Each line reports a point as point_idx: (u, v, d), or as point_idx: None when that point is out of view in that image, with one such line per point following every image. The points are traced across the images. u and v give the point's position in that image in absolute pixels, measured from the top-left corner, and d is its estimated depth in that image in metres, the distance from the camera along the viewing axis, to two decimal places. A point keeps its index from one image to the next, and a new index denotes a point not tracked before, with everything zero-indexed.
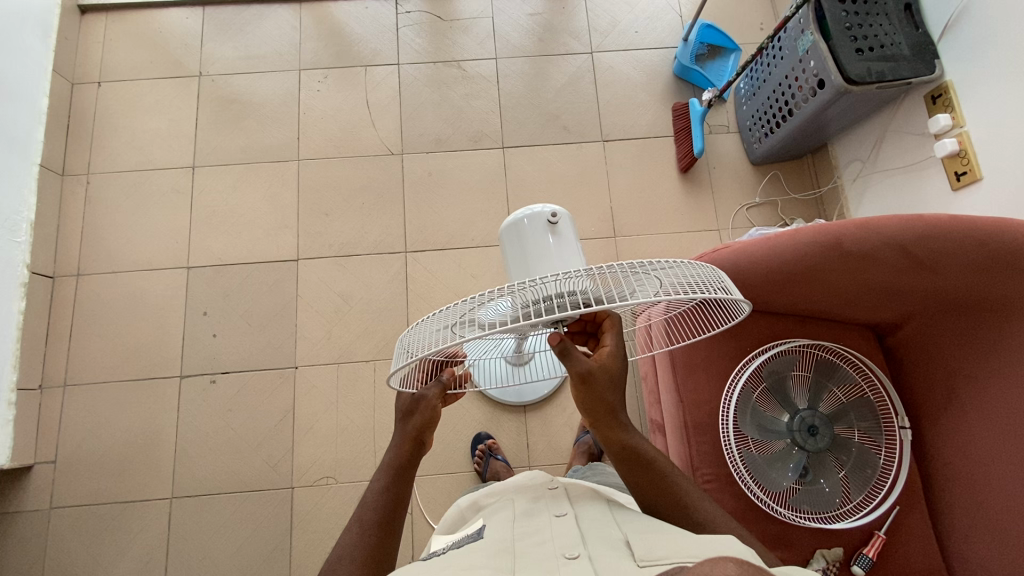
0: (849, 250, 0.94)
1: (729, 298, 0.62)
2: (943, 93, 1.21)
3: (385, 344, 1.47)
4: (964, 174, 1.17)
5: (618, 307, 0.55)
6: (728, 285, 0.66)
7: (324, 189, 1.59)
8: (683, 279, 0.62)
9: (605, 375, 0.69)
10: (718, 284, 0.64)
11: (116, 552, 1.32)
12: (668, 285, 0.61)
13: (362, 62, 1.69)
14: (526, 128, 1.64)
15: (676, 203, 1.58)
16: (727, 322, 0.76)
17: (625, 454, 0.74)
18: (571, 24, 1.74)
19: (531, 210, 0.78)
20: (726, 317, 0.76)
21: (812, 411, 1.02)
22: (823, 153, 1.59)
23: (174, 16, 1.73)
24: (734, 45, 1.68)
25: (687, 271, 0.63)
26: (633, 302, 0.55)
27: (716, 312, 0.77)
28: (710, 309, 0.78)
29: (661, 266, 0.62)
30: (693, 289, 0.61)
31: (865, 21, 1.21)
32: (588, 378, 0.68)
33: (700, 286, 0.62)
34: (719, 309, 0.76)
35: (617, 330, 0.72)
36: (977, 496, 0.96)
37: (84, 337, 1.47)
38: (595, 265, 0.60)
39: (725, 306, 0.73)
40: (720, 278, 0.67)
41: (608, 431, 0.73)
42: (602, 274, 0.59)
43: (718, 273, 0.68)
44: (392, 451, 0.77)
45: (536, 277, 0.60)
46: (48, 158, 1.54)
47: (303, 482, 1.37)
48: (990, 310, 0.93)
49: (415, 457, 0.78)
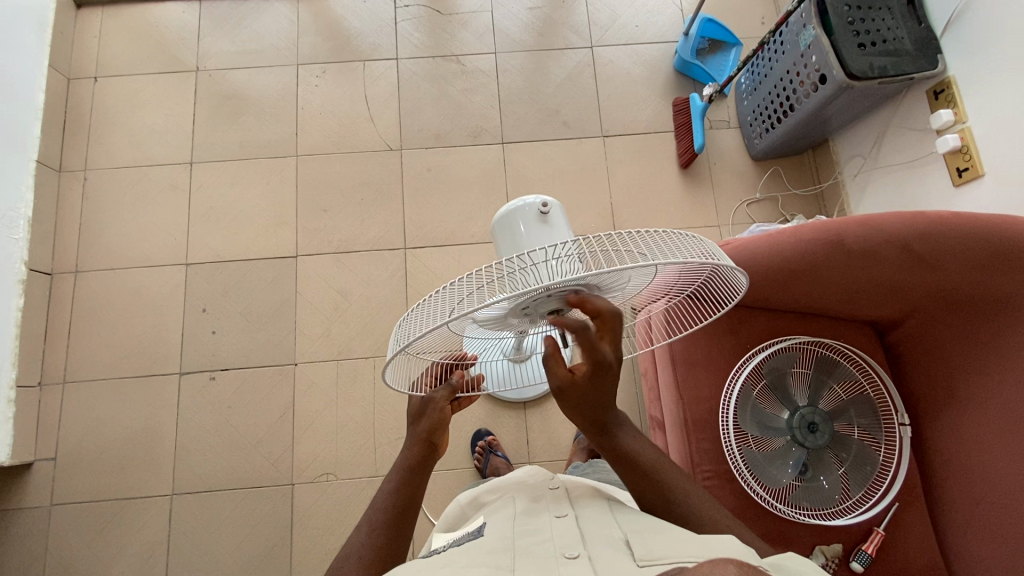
0: (851, 248, 0.94)
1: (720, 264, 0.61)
2: (947, 88, 1.20)
3: (385, 341, 1.47)
4: (967, 170, 1.16)
5: (609, 269, 0.55)
6: (718, 254, 0.64)
7: (323, 185, 1.58)
8: (673, 246, 0.62)
9: (583, 389, 0.68)
10: (708, 253, 0.63)
11: (117, 548, 1.33)
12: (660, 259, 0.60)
13: (361, 56, 1.68)
14: (525, 123, 1.63)
15: (676, 199, 1.57)
16: (733, 299, 0.74)
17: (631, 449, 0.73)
18: (571, 18, 1.72)
19: (521, 202, 0.76)
20: (731, 291, 0.74)
21: (813, 408, 1.02)
22: (824, 148, 1.58)
23: (171, 10, 1.72)
24: (735, 39, 1.66)
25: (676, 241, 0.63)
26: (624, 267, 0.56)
27: (721, 287, 0.74)
28: (714, 284, 0.75)
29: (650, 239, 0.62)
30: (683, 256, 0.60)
31: (867, 15, 1.20)
32: (562, 391, 0.68)
33: (689, 252, 0.62)
34: (724, 285, 0.74)
35: (591, 349, 0.65)
36: (976, 493, 0.96)
37: (84, 334, 1.47)
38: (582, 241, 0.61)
39: (725, 277, 0.71)
40: (710, 247, 0.66)
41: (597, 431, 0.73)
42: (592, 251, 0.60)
43: (706, 242, 0.66)
44: (403, 454, 0.78)
45: (524, 255, 0.61)
46: (45, 155, 1.53)
47: (303, 478, 1.37)
48: (991, 308, 0.93)
49: (426, 461, 0.79)
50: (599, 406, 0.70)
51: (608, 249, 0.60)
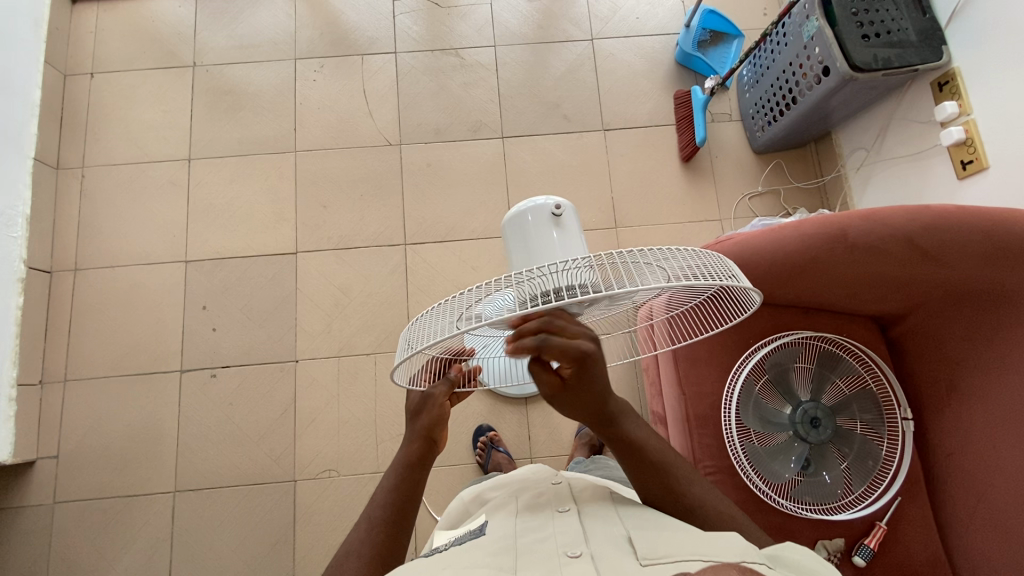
0: (854, 242, 0.93)
1: (738, 286, 0.60)
2: (951, 80, 1.18)
3: (386, 337, 1.46)
4: (971, 162, 1.15)
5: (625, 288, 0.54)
6: (737, 274, 0.64)
7: (322, 179, 1.57)
8: (690, 263, 0.61)
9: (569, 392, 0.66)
10: (727, 273, 0.63)
11: (121, 545, 1.33)
12: (677, 271, 0.60)
13: (359, 50, 1.67)
14: (526, 117, 1.62)
15: (678, 192, 1.57)
16: (739, 315, 0.76)
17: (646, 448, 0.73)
18: (571, 10, 1.71)
19: (533, 202, 0.74)
20: (740, 307, 0.75)
21: (816, 403, 1.01)
22: (827, 141, 1.57)
23: (166, 5, 1.70)
24: (737, 31, 1.64)
25: (692, 258, 0.62)
26: (642, 287, 0.55)
27: (731, 302, 0.75)
28: (724, 299, 0.76)
29: (667, 253, 0.61)
30: (699, 275, 0.59)
31: (873, 6, 1.18)
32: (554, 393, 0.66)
33: (708, 271, 0.61)
34: (731, 302, 0.75)
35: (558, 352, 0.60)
36: (979, 486, 0.96)
37: (83, 332, 1.47)
38: (601, 254, 0.59)
39: (738, 294, 0.71)
40: (727, 266, 0.65)
41: (611, 420, 0.71)
42: (609, 263, 0.59)
43: (726, 261, 0.66)
44: (404, 450, 0.79)
45: (542, 266, 0.60)
46: (43, 153, 1.52)
47: (306, 475, 1.37)
48: (997, 302, 0.93)
49: (426, 456, 0.79)
50: (597, 403, 0.68)
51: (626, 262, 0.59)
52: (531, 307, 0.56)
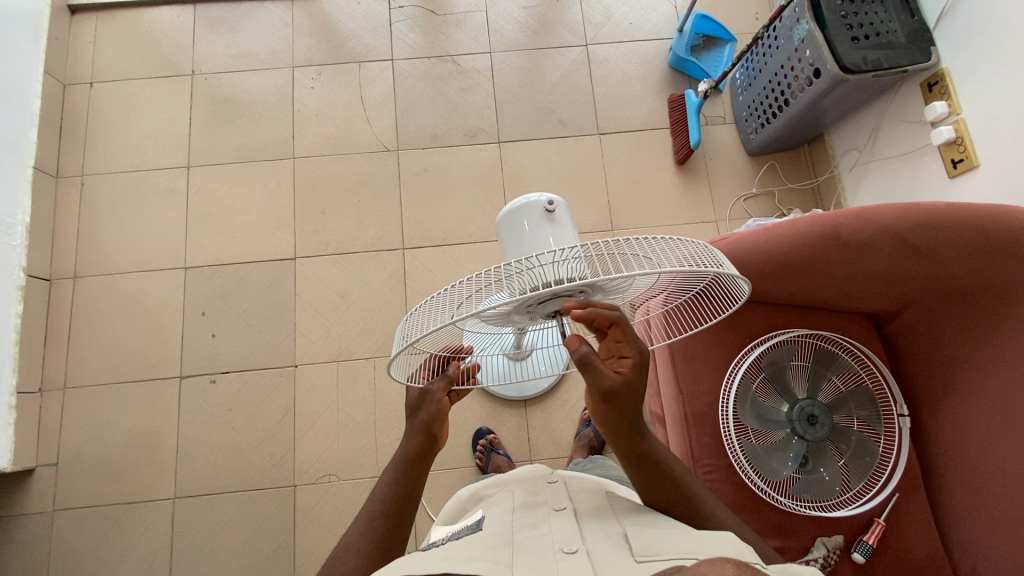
0: (847, 239, 0.94)
1: (725, 273, 0.62)
2: (940, 80, 1.20)
3: (385, 342, 1.47)
4: (962, 161, 1.17)
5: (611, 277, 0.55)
6: (724, 262, 0.65)
7: (321, 187, 1.58)
8: (679, 253, 0.61)
9: (628, 393, 0.66)
10: (714, 262, 0.63)
11: (120, 552, 1.33)
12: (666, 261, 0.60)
13: (356, 58, 1.68)
14: (522, 122, 1.64)
15: (673, 194, 1.58)
16: (729, 307, 0.76)
17: (653, 445, 0.72)
18: (565, 16, 1.73)
19: (527, 198, 0.75)
20: (731, 301, 0.76)
21: (812, 402, 1.02)
22: (820, 142, 1.59)
23: (165, 15, 1.72)
24: (729, 35, 1.67)
25: (682, 248, 0.63)
26: (632, 273, 0.56)
27: (721, 296, 0.76)
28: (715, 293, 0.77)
29: (657, 244, 0.62)
30: (688, 264, 0.60)
31: (861, 9, 1.20)
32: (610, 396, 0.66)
33: (696, 260, 0.62)
34: (723, 295, 0.76)
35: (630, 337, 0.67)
36: (977, 481, 0.97)
37: (82, 339, 1.47)
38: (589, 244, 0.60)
39: (726, 284, 0.72)
40: (714, 254, 0.66)
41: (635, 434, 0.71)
42: (598, 254, 0.60)
43: (714, 251, 0.67)
44: (403, 445, 0.79)
45: (533, 258, 0.61)
46: (42, 161, 1.53)
47: (306, 479, 1.37)
48: (988, 298, 0.94)
49: (426, 452, 0.80)
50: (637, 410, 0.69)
51: (614, 253, 0.60)
52: (522, 296, 0.58)
